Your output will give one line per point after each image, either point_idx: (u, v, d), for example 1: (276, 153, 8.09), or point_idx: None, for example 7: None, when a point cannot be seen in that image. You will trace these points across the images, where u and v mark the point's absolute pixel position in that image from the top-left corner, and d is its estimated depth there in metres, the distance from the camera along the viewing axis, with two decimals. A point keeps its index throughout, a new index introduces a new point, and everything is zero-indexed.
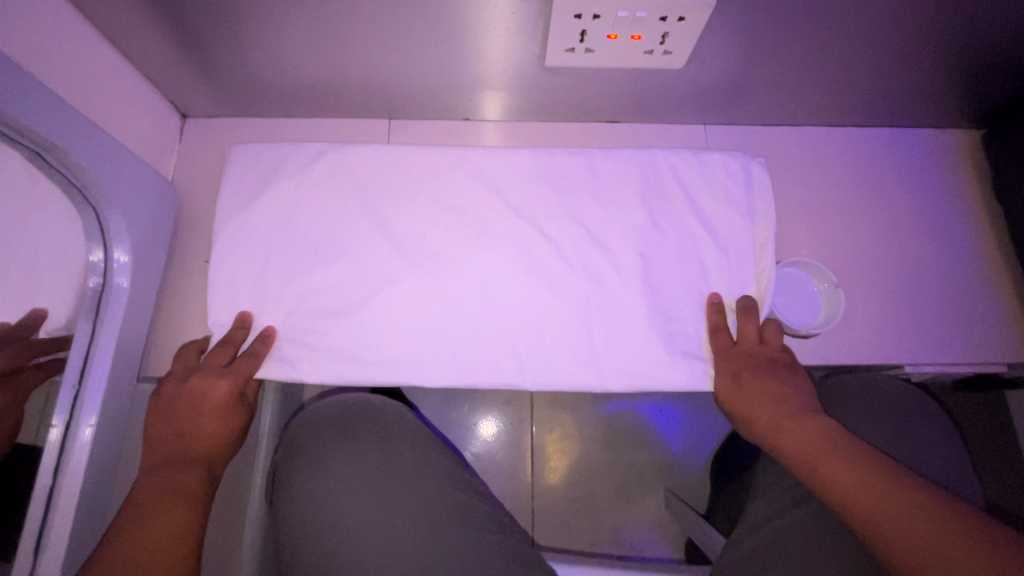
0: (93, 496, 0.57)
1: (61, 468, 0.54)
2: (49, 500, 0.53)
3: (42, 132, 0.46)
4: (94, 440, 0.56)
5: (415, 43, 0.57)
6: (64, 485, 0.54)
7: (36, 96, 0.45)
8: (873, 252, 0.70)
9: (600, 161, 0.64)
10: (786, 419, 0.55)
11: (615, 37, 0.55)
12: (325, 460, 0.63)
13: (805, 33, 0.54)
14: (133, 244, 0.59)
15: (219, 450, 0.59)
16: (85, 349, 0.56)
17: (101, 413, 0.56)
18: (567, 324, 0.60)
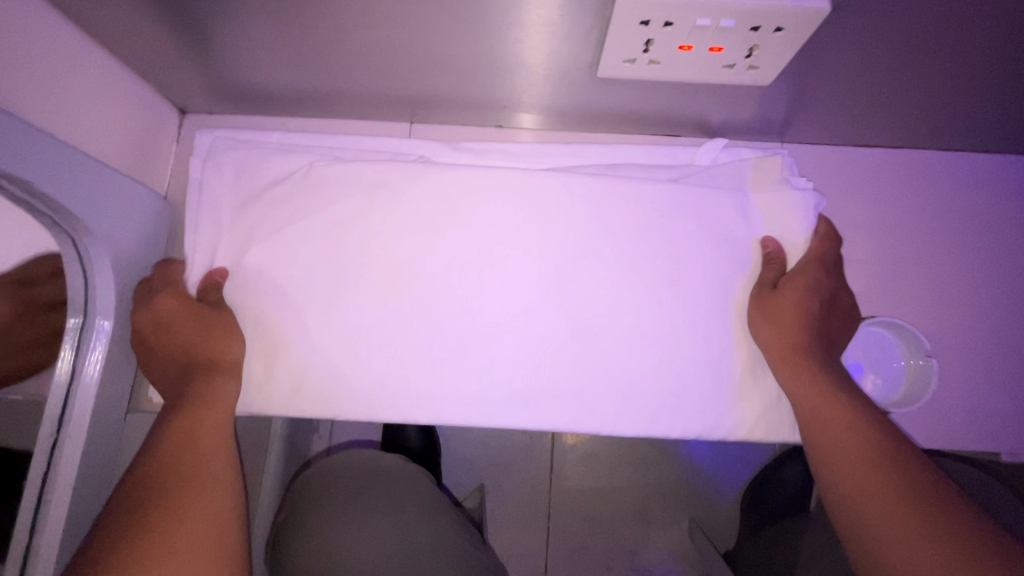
0: (79, 527, 0.50)
1: (42, 506, 0.47)
2: (31, 535, 0.46)
3: (18, 169, 0.39)
4: (87, 468, 0.49)
5: (447, 42, 0.47)
6: (37, 558, 0.46)
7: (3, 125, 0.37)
8: (986, 312, 0.57)
9: (707, 297, 0.55)
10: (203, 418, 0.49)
11: (689, 49, 0.43)
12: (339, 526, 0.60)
13: (940, 49, 0.42)
14: (117, 296, 0.50)
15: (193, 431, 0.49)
16: (68, 375, 0.48)
17: (71, 503, 0.48)
18: (640, 311, 0.55)
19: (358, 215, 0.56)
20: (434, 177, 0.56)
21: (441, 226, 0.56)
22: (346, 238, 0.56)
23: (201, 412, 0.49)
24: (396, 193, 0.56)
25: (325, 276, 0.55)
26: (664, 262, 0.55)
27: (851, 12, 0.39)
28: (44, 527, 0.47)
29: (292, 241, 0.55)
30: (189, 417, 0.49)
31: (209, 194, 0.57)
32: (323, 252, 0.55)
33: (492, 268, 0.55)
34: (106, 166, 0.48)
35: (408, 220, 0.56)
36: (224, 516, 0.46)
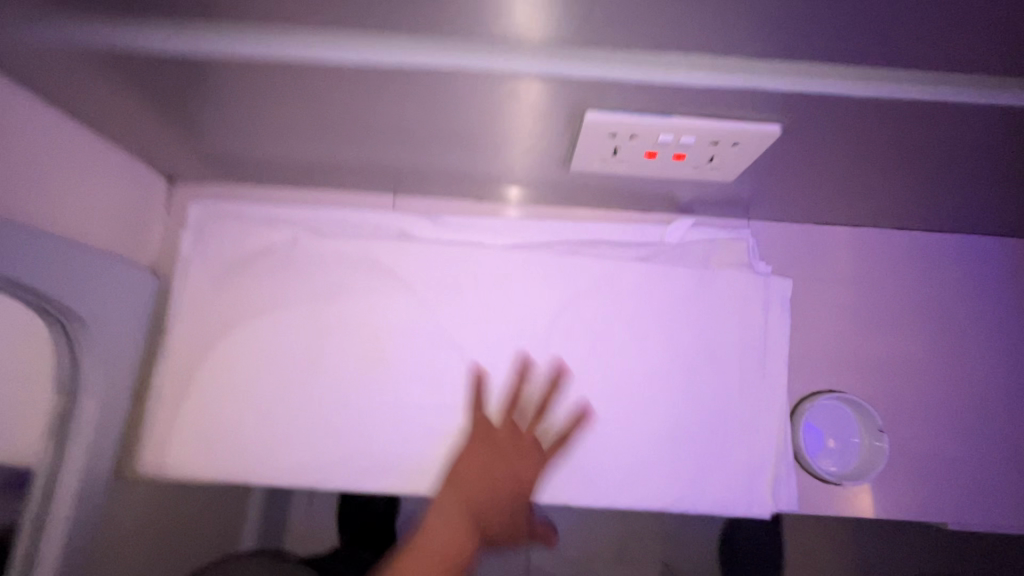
0: None
1: None
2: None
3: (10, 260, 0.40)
4: (67, 546, 0.50)
5: (429, 133, 0.49)
6: None
7: None
8: (939, 383, 0.59)
9: (667, 365, 0.58)
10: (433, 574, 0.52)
11: (654, 155, 0.47)
12: None
13: (882, 153, 0.45)
14: (102, 370, 0.51)
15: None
16: None
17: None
18: (605, 380, 0.57)
19: (334, 285, 0.58)
20: (416, 251, 0.59)
21: (416, 295, 0.59)
22: (324, 307, 0.58)
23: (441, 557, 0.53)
24: (376, 263, 0.59)
25: (308, 344, 0.57)
26: (630, 332, 0.58)
27: (800, 127, 0.42)
28: None
29: (272, 312, 0.58)
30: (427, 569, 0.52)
31: (193, 265, 0.59)
32: (309, 323, 0.58)
33: (462, 336, 0.58)
34: (97, 249, 0.50)
35: (383, 289, 0.59)
36: None
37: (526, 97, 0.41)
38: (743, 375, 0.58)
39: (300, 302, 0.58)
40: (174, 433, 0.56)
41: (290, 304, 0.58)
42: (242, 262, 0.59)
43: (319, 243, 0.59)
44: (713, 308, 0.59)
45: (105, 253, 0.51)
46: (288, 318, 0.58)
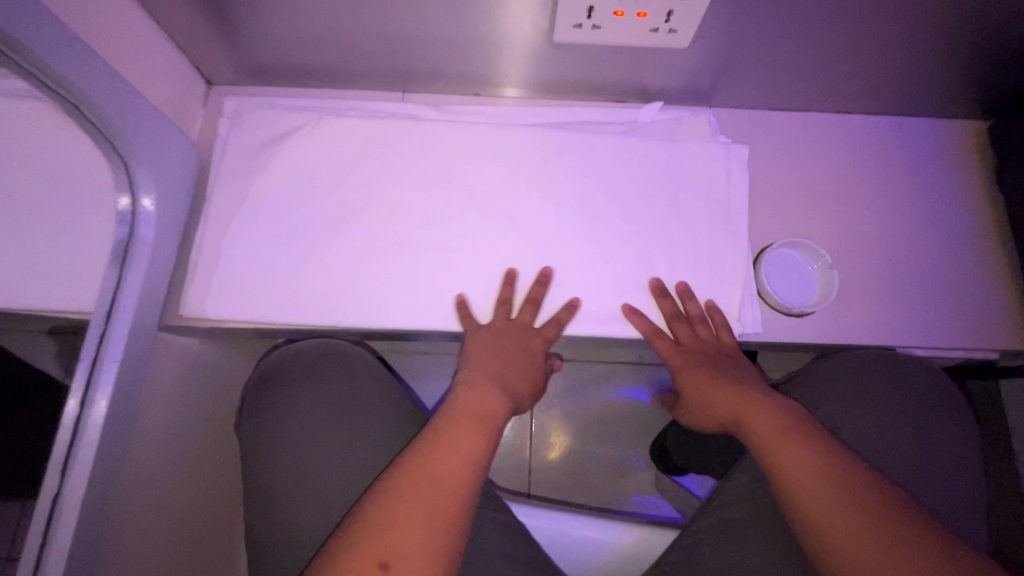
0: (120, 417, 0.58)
1: (91, 386, 0.55)
2: (81, 408, 0.54)
3: (90, 94, 0.49)
4: (124, 365, 0.58)
5: (433, 14, 0.58)
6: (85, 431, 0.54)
7: (79, 57, 0.47)
8: (876, 237, 0.69)
9: (644, 218, 0.67)
10: (468, 422, 0.56)
11: (622, 14, 0.57)
12: (291, 406, 0.69)
13: (805, 16, 0.55)
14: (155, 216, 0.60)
15: (477, 442, 0.55)
16: (116, 277, 0.57)
17: (116, 385, 0.57)
18: (590, 234, 0.67)
19: (351, 162, 0.67)
20: (422, 129, 0.68)
21: (424, 166, 0.67)
22: (343, 179, 0.67)
23: (478, 413, 0.57)
24: (388, 142, 0.68)
25: (329, 210, 0.66)
26: (610, 193, 0.68)
27: None
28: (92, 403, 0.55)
29: (298, 184, 0.66)
30: (459, 428, 0.55)
31: (230, 145, 0.68)
32: (330, 192, 0.66)
33: (464, 199, 0.67)
34: (153, 109, 0.58)
35: (393, 160, 0.67)
36: (468, 472, 0.52)
37: None
38: (710, 225, 0.67)
39: (322, 176, 0.67)
40: (212, 281, 0.64)
41: (313, 178, 0.67)
42: (271, 143, 0.68)
43: (337, 126, 0.68)
44: (681, 169, 0.68)
45: (159, 117, 0.59)
46: (311, 189, 0.66)
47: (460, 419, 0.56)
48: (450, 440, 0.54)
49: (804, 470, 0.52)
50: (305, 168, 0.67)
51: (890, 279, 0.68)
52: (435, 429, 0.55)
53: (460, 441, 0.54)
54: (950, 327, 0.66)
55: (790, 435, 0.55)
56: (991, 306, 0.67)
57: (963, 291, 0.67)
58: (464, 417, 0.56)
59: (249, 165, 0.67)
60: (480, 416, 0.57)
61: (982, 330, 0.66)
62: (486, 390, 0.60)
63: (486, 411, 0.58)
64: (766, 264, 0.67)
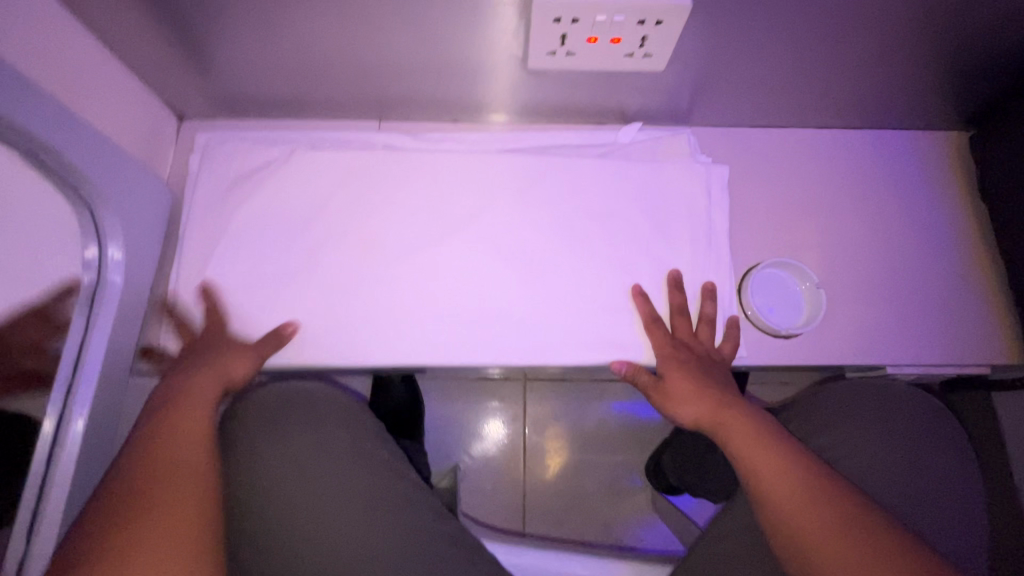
0: (88, 470, 0.57)
1: (57, 443, 0.54)
2: (46, 468, 0.53)
3: (48, 141, 0.47)
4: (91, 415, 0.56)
5: (405, 43, 0.57)
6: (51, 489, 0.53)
7: (36, 102, 0.46)
8: (861, 254, 0.69)
9: (625, 240, 0.66)
10: (179, 418, 0.52)
11: (596, 40, 0.56)
12: (260, 443, 0.65)
13: (781, 35, 0.55)
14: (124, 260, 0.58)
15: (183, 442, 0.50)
16: (83, 327, 0.56)
17: (85, 437, 0.56)
18: (571, 257, 0.65)
19: (326, 193, 0.66)
20: (398, 158, 0.67)
21: (400, 196, 0.66)
22: (318, 212, 0.65)
23: (188, 414, 0.53)
24: (363, 171, 0.67)
25: (306, 245, 0.65)
26: (590, 215, 0.67)
27: (705, 7, 0.51)
28: (58, 460, 0.54)
29: (272, 218, 0.65)
30: (178, 432, 0.51)
31: (200, 181, 0.66)
32: (305, 226, 0.65)
33: (443, 227, 0.66)
34: (119, 151, 0.57)
35: (369, 191, 0.66)
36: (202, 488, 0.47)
37: None
38: (692, 245, 0.66)
39: (297, 210, 0.65)
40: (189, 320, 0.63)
41: (288, 212, 0.65)
42: (244, 177, 0.66)
43: (311, 158, 0.66)
44: (661, 190, 0.67)
45: (127, 159, 0.58)
46: (286, 223, 0.65)
47: (183, 420, 0.52)
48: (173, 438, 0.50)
49: (777, 474, 0.52)
50: (278, 202, 0.65)
51: (877, 295, 0.67)
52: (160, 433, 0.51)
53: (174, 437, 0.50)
54: (940, 341, 0.66)
55: (770, 448, 0.54)
56: (979, 319, 0.66)
57: (951, 304, 0.67)
58: (181, 415, 0.53)
59: (222, 201, 0.66)
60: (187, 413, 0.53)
61: (971, 343, 0.66)
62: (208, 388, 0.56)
63: (196, 409, 0.54)
64: (753, 286, 0.66)
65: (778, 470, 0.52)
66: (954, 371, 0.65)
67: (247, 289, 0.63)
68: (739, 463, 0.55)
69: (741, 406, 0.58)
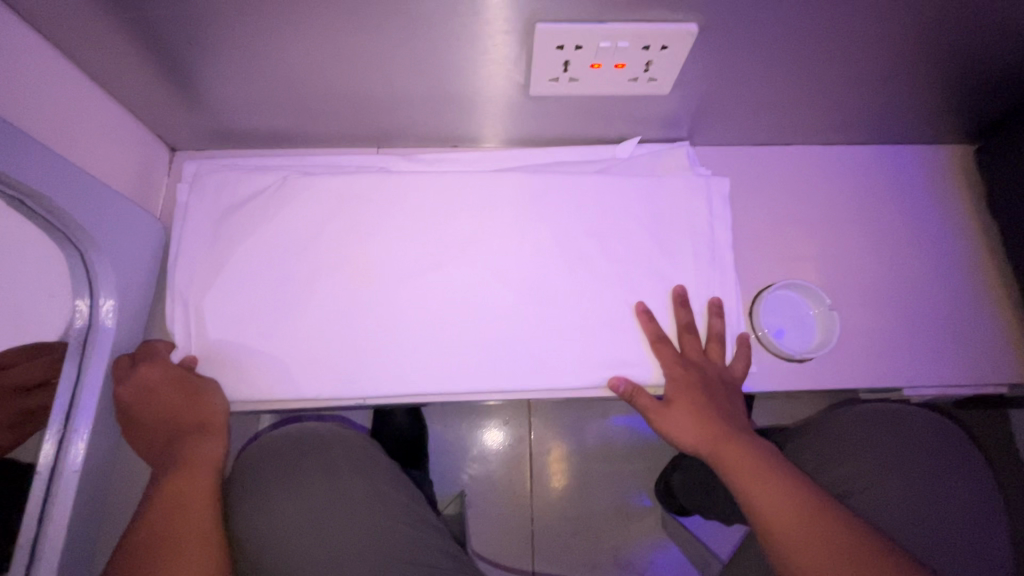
0: (82, 522, 0.55)
1: (49, 495, 0.52)
2: (39, 524, 0.51)
3: (36, 186, 0.45)
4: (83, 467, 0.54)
5: (403, 74, 0.56)
6: (45, 544, 0.51)
7: (23, 147, 0.44)
8: (871, 272, 0.67)
9: (627, 258, 0.65)
10: (188, 462, 0.55)
11: (599, 66, 0.54)
12: (278, 491, 0.64)
13: (787, 58, 0.54)
14: (117, 301, 0.56)
15: (196, 490, 0.54)
16: (74, 374, 0.54)
17: (78, 487, 0.54)
18: (576, 282, 0.64)
19: (324, 225, 0.64)
20: (397, 188, 0.65)
21: (399, 225, 0.64)
22: (315, 245, 0.63)
23: (191, 474, 0.54)
24: (362, 201, 0.65)
25: (303, 280, 0.63)
26: (594, 237, 0.65)
27: (711, 31, 0.50)
28: (52, 513, 0.52)
29: (269, 253, 0.63)
30: (187, 472, 0.54)
31: (194, 215, 0.64)
32: (304, 260, 0.63)
33: (444, 256, 0.64)
34: (110, 190, 0.55)
35: (368, 222, 0.64)
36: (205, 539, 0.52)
37: (485, 18, 0.48)
38: (696, 262, 0.65)
39: (294, 243, 0.63)
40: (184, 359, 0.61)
41: (284, 246, 0.63)
42: (239, 211, 0.64)
43: (307, 189, 0.65)
44: (665, 209, 0.66)
45: (119, 198, 0.56)
46: (283, 257, 0.63)
47: (194, 460, 0.55)
48: (181, 490, 0.53)
49: (780, 502, 0.52)
50: (275, 235, 0.63)
51: (890, 315, 0.66)
52: (172, 473, 0.54)
53: (185, 496, 0.53)
54: (955, 361, 0.64)
55: (773, 481, 0.53)
56: (994, 336, 0.65)
57: (963, 322, 0.66)
58: (190, 460, 0.55)
59: (216, 236, 0.64)
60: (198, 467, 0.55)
61: (986, 362, 0.64)
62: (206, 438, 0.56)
63: (195, 454, 0.55)
64: (764, 310, 0.64)
65: (780, 496, 0.52)
66: (971, 391, 0.64)
67: (244, 326, 0.61)
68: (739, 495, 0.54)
69: (744, 435, 0.57)
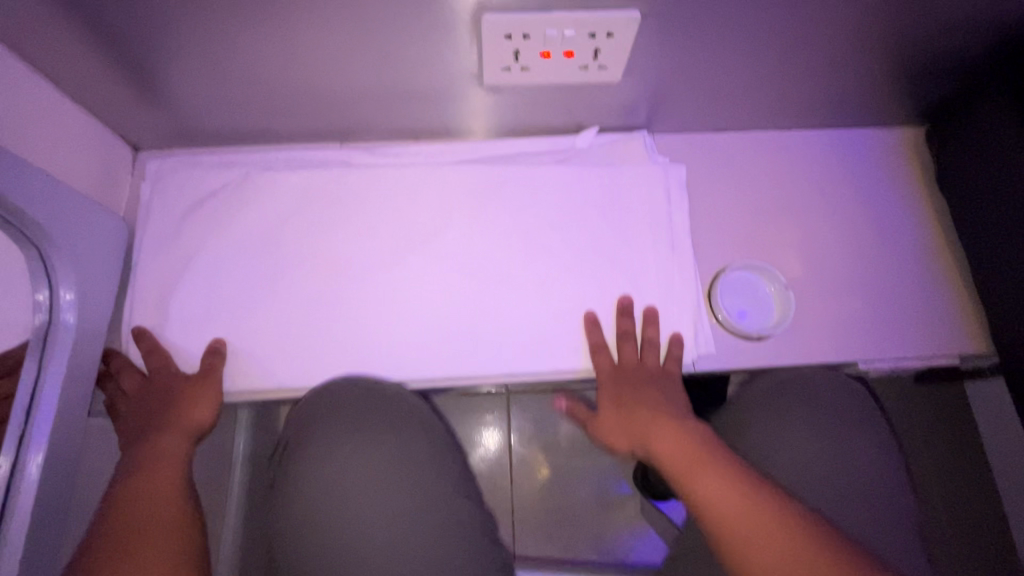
0: (47, 520, 0.54)
1: (10, 491, 0.51)
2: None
3: None
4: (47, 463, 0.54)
5: (359, 69, 0.57)
6: (7, 541, 0.50)
7: None
8: (826, 252, 0.69)
9: (588, 247, 0.66)
10: (155, 464, 0.56)
11: (549, 55, 0.56)
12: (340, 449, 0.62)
13: (731, 44, 0.55)
14: (78, 299, 0.57)
15: (168, 488, 0.55)
16: (35, 370, 0.54)
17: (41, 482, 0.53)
18: (537, 269, 0.65)
19: (288, 219, 0.65)
20: (361, 182, 0.66)
21: (363, 218, 0.65)
22: (279, 239, 0.64)
23: (161, 471, 0.55)
24: (326, 195, 0.66)
25: (268, 274, 0.63)
26: (555, 225, 0.66)
27: (654, 18, 0.51)
28: (13, 509, 0.51)
29: (234, 248, 0.64)
30: (156, 474, 0.55)
31: (156, 213, 0.65)
32: (269, 254, 0.64)
33: (407, 247, 0.65)
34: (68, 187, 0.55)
35: (331, 215, 0.65)
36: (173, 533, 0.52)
37: (433, 9, 0.49)
38: (655, 249, 0.66)
39: (258, 238, 0.64)
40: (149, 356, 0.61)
41: (249, 241, 0.64)
42: (202, 208, 0.65)
43: (271, 184, 0.65)
44: (623, 197, 0.67)
45: (78, 197, 0.57)
46: (248, 253, 0.64)
47: (161, 463, 0.56)
48: (147, 486, 0.54)
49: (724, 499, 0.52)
50: (238, 230, 0.64)
51: (844, 293, 0.68)
52: (138, 475, 0.55)
53: (154, 494, 0.54)
54: (907, 335, 0.66)
55: (716, 476, 0.53)
56: (944, 311, 0.67)
57: (916, 298, 0.67)
58: (157, 461, 0.56)
59: (180, 233, 0.64)
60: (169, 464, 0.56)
61: (937, 335, 0.66)
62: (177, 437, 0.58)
63: (163, 453, 0.57)
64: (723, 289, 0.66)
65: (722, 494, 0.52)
66: (924, 364, 0.66)
67: (210, 321, 0.62)
68: (687, 495, 0.54)
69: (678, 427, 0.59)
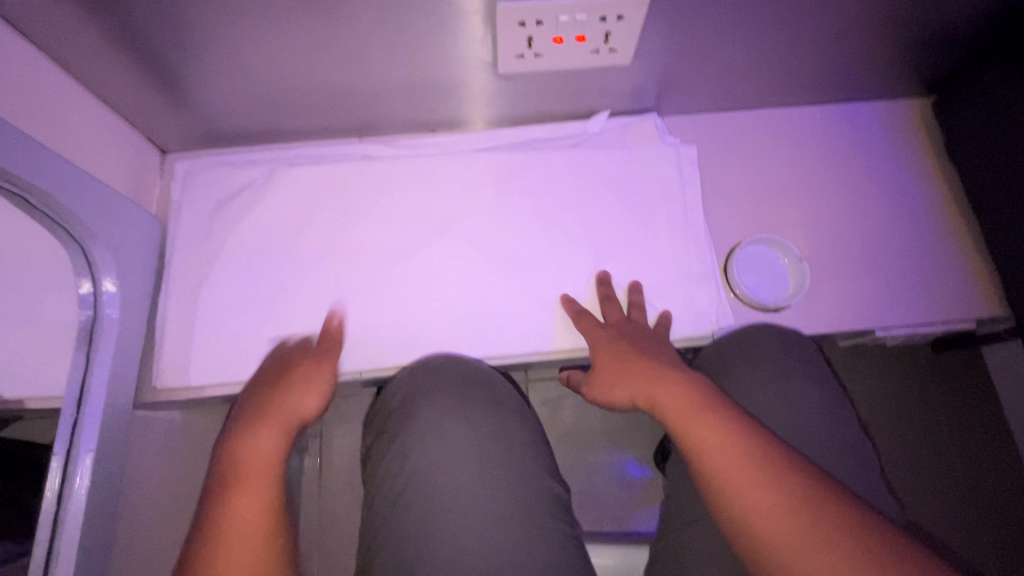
0: (102, 504, 0.56)
1: (66, 475, 0.53)
2: (58, 503, 0.52)
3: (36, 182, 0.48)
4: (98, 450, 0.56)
5: (379, 63, 0.59)
6: (65, 522, 0.52)
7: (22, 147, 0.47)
8: (838, 223, 0.70)
9: (605, 228, 0.68)
10: (261, 436, 0.51)
11: (561, 40, 0.57)
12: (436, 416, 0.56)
13: (737, 22, 0.57)
14: (118, 295, 0.59)
15: (269, 464, 0.49)
16: (83, 361, 0.56)
17: (94, 467, 0.55)
18: (556, 251, 0.67)
19: (314, 212, 0.67)
20: (383, 173, 0.68)
21: (386, 207, 0.67)
22: (306, 231, 0.66)
23: (261, 448, 0.50)
24: (349, 187, 0.68)
25: (297, 265, 0.65)
26: (572, 208, 0.68)
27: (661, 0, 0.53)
28: (70, 492, 0.53)
29: (263, 241, 0.66)
30: (249, 448, 0.50)
31: (187, 211, 0.67)
32: (297, 246, 0.66)
33: (430, 234, 0.67)
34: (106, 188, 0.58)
35: (356, 206, 0.67)
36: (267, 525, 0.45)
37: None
38: (670, 227, 0.68)
39: (286, 231, 0.66)
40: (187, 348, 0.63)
41: (277, 234, 0.66)
42: (231, 205, 0.67)
43: (295, 179, 0.67)
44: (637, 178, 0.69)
45: (115, 196, 0.59)
46: (276, 246, 0.66)
47: (260, 437, 0.51)
48: (245, 464, 0.49)
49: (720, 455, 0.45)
50: (265, 225, 0.66)
51: (858, 262, 0.69)
52: (236, 449, 0.50)
53: (253, 469, 0.48)
54: (923, 301, 0.67)
55: (712, 427, 0.46)
56: (959, 277, 0.68)
57: (929, 265, 0.68)
58: (253, 438, 0.51)
59: (211, 230, 0.67)
60: (278, 435, 0.51)
61: (952, 300, 0.67)
62: (285, 421, 0.52)
63: (267, 430, 0.51)
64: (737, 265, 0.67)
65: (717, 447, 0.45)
66: (940, 328, 0.67)
67: (244, 312, 0.64)
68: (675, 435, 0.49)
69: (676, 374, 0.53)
